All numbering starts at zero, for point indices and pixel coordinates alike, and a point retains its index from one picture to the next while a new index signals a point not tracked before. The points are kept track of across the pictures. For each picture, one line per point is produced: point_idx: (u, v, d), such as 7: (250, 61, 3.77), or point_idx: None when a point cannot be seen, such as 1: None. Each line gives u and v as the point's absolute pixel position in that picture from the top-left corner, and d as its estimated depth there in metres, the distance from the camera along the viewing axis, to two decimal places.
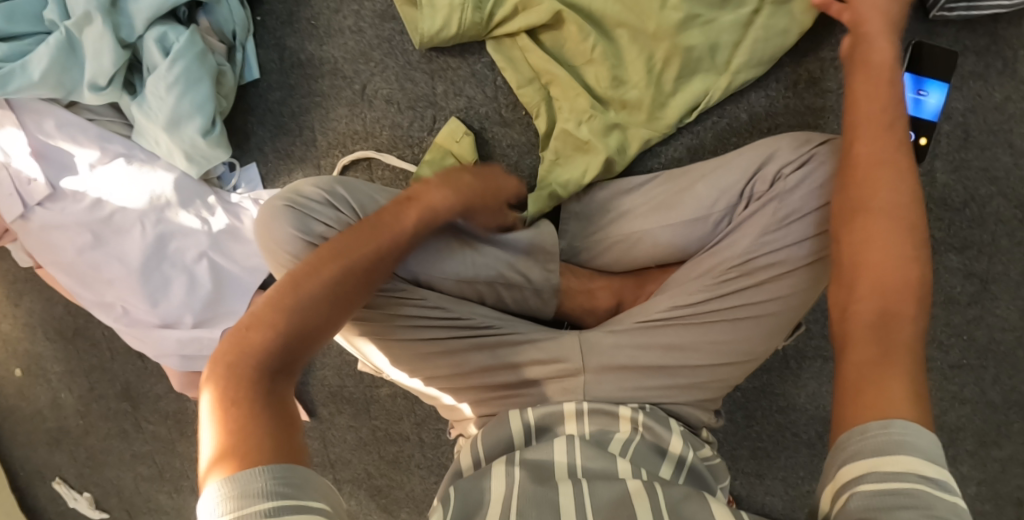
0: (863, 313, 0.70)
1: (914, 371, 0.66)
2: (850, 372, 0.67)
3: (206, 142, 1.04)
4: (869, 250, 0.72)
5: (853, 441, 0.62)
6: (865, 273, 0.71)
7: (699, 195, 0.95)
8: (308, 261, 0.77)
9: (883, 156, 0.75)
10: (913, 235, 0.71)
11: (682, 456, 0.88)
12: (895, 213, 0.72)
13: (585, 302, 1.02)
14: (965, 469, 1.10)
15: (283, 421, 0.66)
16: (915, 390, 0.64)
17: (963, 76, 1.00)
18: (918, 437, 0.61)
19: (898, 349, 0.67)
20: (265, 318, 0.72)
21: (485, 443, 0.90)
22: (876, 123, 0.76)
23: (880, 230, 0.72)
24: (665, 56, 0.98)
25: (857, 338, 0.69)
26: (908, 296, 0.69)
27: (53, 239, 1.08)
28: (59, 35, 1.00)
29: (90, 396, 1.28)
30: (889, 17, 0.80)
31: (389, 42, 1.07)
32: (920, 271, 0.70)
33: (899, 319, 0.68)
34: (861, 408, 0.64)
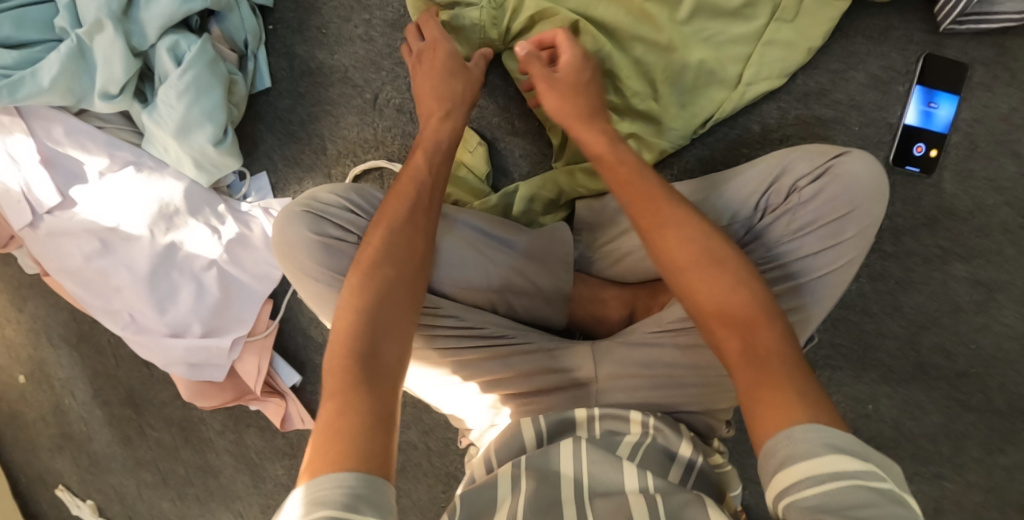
0: (731, 346, 0.72)
1: (799, 380, 0.68)
2: (746, 401, 0.68)
3: (217, 150, 1.04)
4: (705, 296, 0.75)
5: (781, 447, 0.63)
6: (719, 316, 0.74)
7: (715, 205, 0.97)
8: (362, 287, 0.79)
9: (663, 216, 0.80)
10: (722, 262, 0.76)
11: (691, 460, 0.88)
12: (709, 254, 0.77)
13: (596, 310, 1.02)
14: (972, 476, 1.10)
15: (377, 426, 0.68)
16: (812, 398, 0.66)
17: (971, 88, 1.02)
18: (838, 436, 0.63)
19: (777, 363, 0.69)
20: (344, 342, 0.75)
21: (496, 450, 0.90)
22: (640, 192, 0.83)
23: (704, 276, 0.76)
24: (677, 69, 1.00)
25: (737, 370, 0.70)
26: (755, 316, 0.72)
27: (61, 247, 1.08)
28: (70, 42, 1.00)
29: (94, 402, 1.28)
30: (581, 109, 0.92)
31: (400, 51, 1.07)
32: (760, 292, 0.74)
33: (763, 341, 0.71)
34: (763, 429, 0.66)
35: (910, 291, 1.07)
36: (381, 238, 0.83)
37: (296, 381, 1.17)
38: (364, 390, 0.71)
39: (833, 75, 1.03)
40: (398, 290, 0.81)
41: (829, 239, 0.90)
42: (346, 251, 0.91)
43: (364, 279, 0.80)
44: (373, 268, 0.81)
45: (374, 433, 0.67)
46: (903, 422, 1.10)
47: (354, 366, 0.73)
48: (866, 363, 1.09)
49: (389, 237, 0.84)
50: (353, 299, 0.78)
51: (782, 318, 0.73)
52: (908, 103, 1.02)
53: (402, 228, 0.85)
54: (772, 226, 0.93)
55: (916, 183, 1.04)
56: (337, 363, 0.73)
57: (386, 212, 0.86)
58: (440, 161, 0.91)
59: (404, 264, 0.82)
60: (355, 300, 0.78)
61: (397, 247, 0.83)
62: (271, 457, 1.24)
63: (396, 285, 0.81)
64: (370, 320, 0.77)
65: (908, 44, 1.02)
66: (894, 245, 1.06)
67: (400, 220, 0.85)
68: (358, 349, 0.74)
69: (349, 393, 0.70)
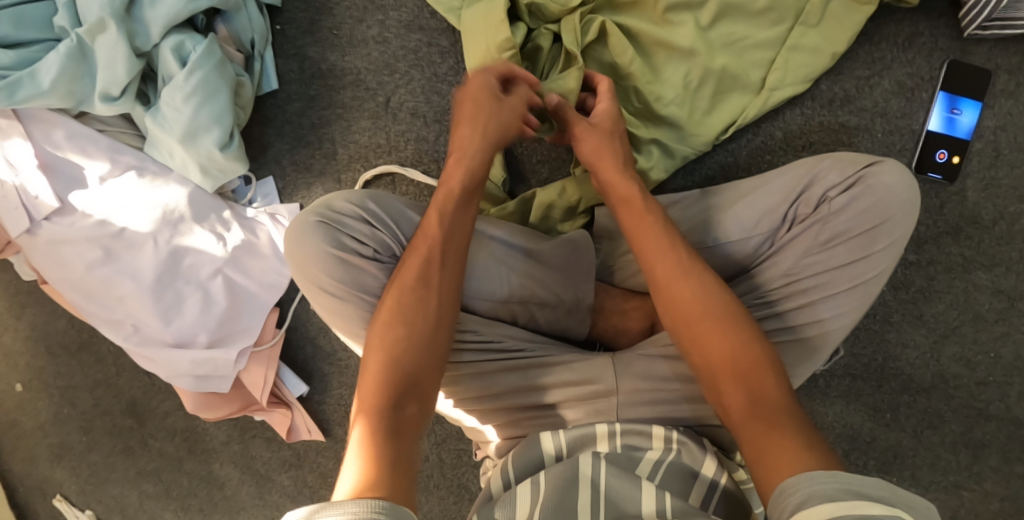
0: (735, 404, 0.76)
1: (801, 428, 0.72)
2: (753, 450, 0.73)
3: (223, 155, 1.00)
4: (712, 351, 0.79)
5: (800, 487, 0.65)
6: (726, 367, 0.78)
7: (741, 216, 0.95)
8: (391, 321, 0.81)
9: (671, 268, 0.84)
10: (737, 320, 0.80)
11: (715, 479, 0.87)
12: (725, 307, 0.81)
13: (618, 322, 1.01)
14: (989, 485, 1.09)
15: (405, 470, 0.70)
16: (812, 444, 0.70)
17: (996, 95, 1.01)
18: (861, 481, 0.63)
19: (780, 416, 0.74)
20: (375, 382, 0.77)
21: (516, 466, 0.88)
22: (646, 236, 0.86)
23: (711, 328, 0.80)
24: (701, 74, 0.98)
25: (742, 424, 0.75)
26: (762, 371, 0.77)
27: (62, 255, 1.03)
28: (71, 42, 0.96)
29: (94, 412, 1.24)
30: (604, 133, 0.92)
31: (415, 53, 1.04)
32: (759, 346, 0.79)
33: (767, 395, 0.76)
34: (774, 476, 0.69)
35: (932, 300, 1.06)
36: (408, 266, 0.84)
37: (304, 391, 1.14)
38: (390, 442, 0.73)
39: (858, 81, 1.01)
40: (424, 334, 0.82)
41: (858, 251, 0.89)
42: (365, 267, 0.87)
43: (392, 324, 0.81)
44: (399, 316, 0.82)
45: (403, 485, 0.69)
46: (921, 431, 1.09)
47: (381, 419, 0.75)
48: (885, 372, 1.08)
49: (417, 281, 0.83)
50: (380, 348, 0.80)
51: (782, 371, 0.78)
52: (932, 110, 1.01)
53: (427, 267, 0.84)
54: (799, 237, 0.92)
55: (939, 191, 1.03)
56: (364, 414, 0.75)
57: (413, 252, 0.85)
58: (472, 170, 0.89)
59: (431, 308, 0.82)
60: (382, 348, 0.80)
61: (424, 288, 0.83)
62: (277, 468, 1.21)
63: (425, 332, 0.81)
64: (398, 370, 0.78)
65: (934, 50, 1.00)
66: (916, 254, 1.05)
67: (423, 258, 0.84)
68: (384, 400, 0.76)
69: (377, 444, 0.72)
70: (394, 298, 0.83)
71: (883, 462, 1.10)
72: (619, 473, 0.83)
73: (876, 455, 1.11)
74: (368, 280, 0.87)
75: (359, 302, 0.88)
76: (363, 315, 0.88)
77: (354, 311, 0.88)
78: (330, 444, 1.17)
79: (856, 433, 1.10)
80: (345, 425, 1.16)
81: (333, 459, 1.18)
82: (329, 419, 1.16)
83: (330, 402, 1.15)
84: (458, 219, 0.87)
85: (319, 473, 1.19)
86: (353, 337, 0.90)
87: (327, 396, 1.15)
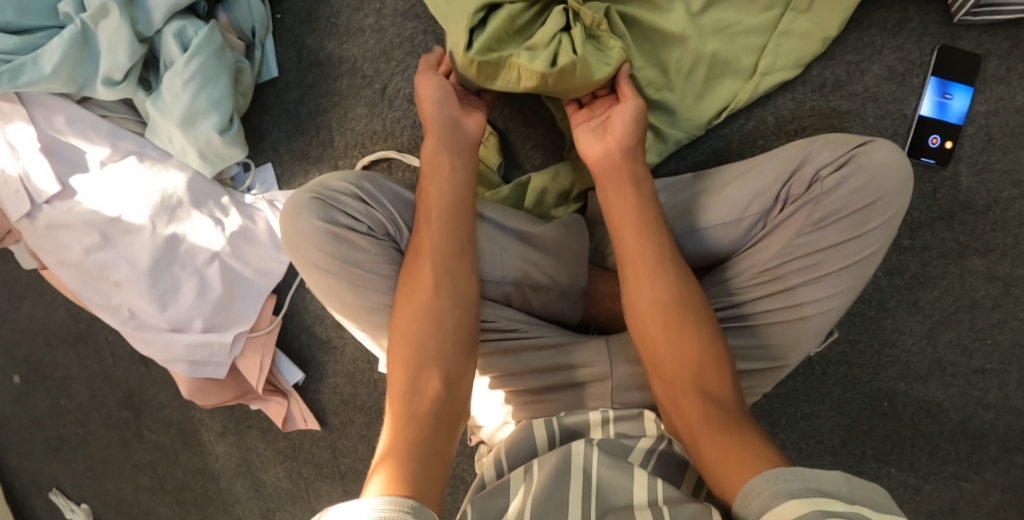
0: (691, 403, 0.80)
1: (758, 432, 0.77)
2: (708, 453, 0.77)
3: (222, 140, 1.01)
4: (673, 351, 0.83)
5: (764, 489, 0.68)
6: (687, 367, 0.82)
7: (731, 198, 0.96)
8: (399, 317, 0.85)
9: (644, 265, 0.86)
10: (702, 321, 0.84)
11: None
12: (691, 311, 0.84)
13: (613, 306, 1.02)
14: (988, 476, 1.08)
15: (422, 464, 0.75)
16: (771, 447, 0.75)
17: (986, 80, 1.02)
18: (823, 479, 0.66)
19: (735, 419, 0.78)
20: (397, 378, 0.82)
21: (508, 454, 0.88)
22: (627, 229, 0.87)
23: (670, 331, 0.83)
24: (694, 59, 0.99)
25: (697, 425, 0.79)
26: (720, 374, 0.81)
27: (61, 239, 1.04)
28: (74, 27, 0.97)
29: (91, 403, 1.24)
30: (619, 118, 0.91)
31: (411, 41, 1.06)
32: (717, 349, 0.83)
33: (723, 399, 0.80)
34: (735, 480, 0.72)
35: (928, 286, 1.05)
36: (415, 257, 0.86)
37: (298, 379, 1.14)
38: (411, 426, 0.79)
39: (849, 67, 1.03)
40: (434, 319, 0.84)
41: (850, 230, 0.90)
42: (358, 242, 0.88)
43: (407, 313, 0.85)
44: (409, 307, 0.85)
45: (424, 466, 0.75)
46: (920, 420, 1.08)
47: (403, 405, 0.80)
48: (882, 359, 1.08)
49: (419, 272, 0.86)
50: (400, 337, 0.84)
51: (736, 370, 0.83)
52: (921, 94, 1.02)
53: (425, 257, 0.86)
54: (790, 219, 0.92)
55: (932, 176, 1.03)
56: (391, 403, 0.81)
57: (414, 246, 0.87)
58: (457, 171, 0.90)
59: (439, 291, 0.85)
60: (401, 336, 0.84)
61: (423, 268, 0.86)
62: (272, 459, 1.19)
63: (438, 312, 0.84)
64: (414, 354, 0.83)
65: (923, 36, 1.02)
66: (910, 239, 1.05)
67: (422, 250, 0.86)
68: (405, 381, 0.81)
69: (400, 430, 0.78)
70: (405, 285, 0.86)
71: (881, 451, 1.10)
72: (610, 463, 0.82)
73: (874, 445, 1.10)
74: (360, 255, 0.88)
75: (352, 277, 0.88)
76: (357, 292, 0.89)
77: (347, 286, 0.89)
78: (325, 434, 1.16)
79: (855, 422, 1.10)
80: (340, 414, 1.15)
81: (328, 450, 1.17)
82: (325, 408, 1.15)
83: (326, 391, 1.15)
84: (436, 206, 0.88)
85: (313, 464, 1.18)
86: (347, 314, 0.91)
87: (323, 384, 1.15)
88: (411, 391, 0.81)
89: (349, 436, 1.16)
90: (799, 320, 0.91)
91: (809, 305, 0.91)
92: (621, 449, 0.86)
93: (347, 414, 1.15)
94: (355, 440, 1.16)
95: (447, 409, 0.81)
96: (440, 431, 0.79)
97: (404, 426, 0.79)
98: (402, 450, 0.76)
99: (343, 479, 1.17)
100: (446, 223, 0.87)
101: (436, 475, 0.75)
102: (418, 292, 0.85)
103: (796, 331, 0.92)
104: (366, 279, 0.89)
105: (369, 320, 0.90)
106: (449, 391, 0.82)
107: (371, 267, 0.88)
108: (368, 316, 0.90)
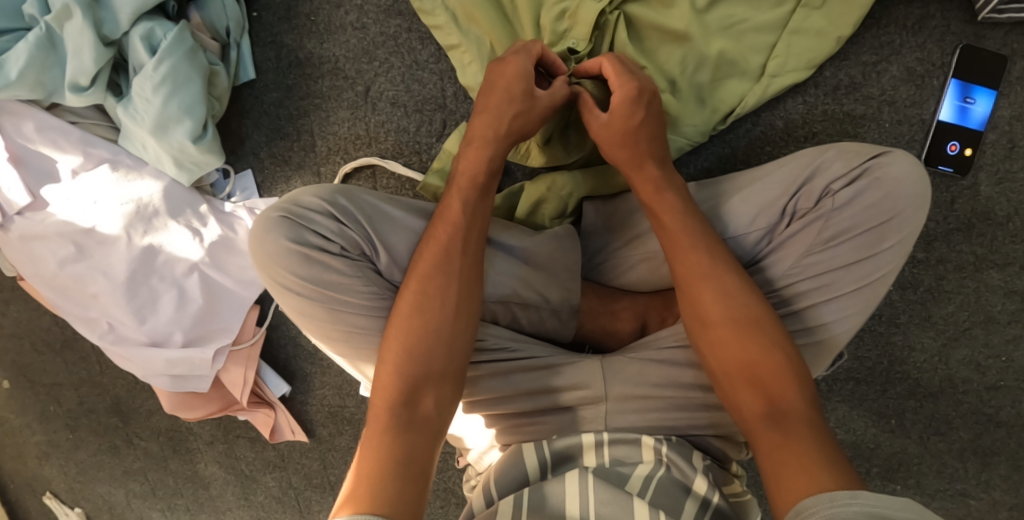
0: (755, 412, 0.76)
1: (819, 439, 0.72)
2: (766, 458, 0.73)
3: (197, 148, 0.97)
4: (727, 356, 0.79)
5: (819, 509, 0.64)
6: (742, 375, 0.78)
7: (736, 211, 0.89)
8: (400, 324, 0.81)
9: (699, 266, 0.82)
10: (759, 327, 0.79)
11: (708, 497, 0.82)
12: (749, 321, 0.79)
13: (607, 323, 0.97)
14: (997, 494, 1.03)
15: (410, 478, 0.71)
16: (827, 457, 0.70)
17: (1011, 82, 0.95)
18: (887, 503, 0.62)
19: (796, 422, 0.74)
20: (385, 380, 0.79)
21: (497, 482, 0.85)
22: (676, 226, 0.84)
23: (728, 330, 0.79)
24: (697, 59, 0.93)
25: (760, 435, 0.74)
26: (787, 380, 0.76)
27: (33, 251, 1.00)
28: (39, 31, 0.92)
29: (79, 410, 1.19)
30: (628, 96, 0.84)
31: (395, 40, 1.00)
32: (780, 356, 0.77)
33: (788, 407, 0.75)
34: (788, 498, 0.68)
35: (942, 301, 1.00)
36: (427, 263, 0.83)
37: (285, 391, 1.10)
38: (398, 439, 0.74)
39: (865, 68, 0.96)
40: (439, 335, 0.81)
41: (864, 249, 0.84)
42: (332, 263, 0.84)
43: (402, 326, 0.81)
44: (409, 323, 0.81)
45: (410, 484, 0.71)
46: (928, 438, 1.04)
47: (392, 416, 0.76)
48: (891, 375, 1.03)
49: (424, 295, 0.82)
50: (393, 347, 0.80)
51: (805, 375, 0.77)
52: (942, 98, 0.95)
53: (438, 275, 0.82)
54: (799, 235, 0.86)
55: (951, 185, 0.97)
56: (377, 412, 0.77)
57: (418, 266, 0.83)
58: (475, 195, 0.86)
59: (445, 310, 0.81)
60: (393, 350, 0.80)
61: (432, 284, 0.82)
62: (262, 469, 1.17)
63: (440, 334, 0.81)
64: (410, 369, 0.79)
65: (946, 34, 0.95)
66: (924, 251, 0.99)
67: (435, 268, 0.83)
68: (399, 394, 0.78)
69: (383, 441, 0.74)
70: (406, 302, 0.82)
71: (887, 469, 1.05)
72: (607, 500, 0.79)
73: (879, 462, 1.05)
74: (335, 278, 0.84)
75: (326, 299, 0.85)
76: (332, 315, 0.85)
77: (322, 309, 0.85)
78: (314, 445, 1.14)
79: (862, 440, 1.05)
80: (329, 425, 1.13)
81: (317, 460, 1.14)
82: (313, 420, 1.13)
83: (314, 403, 1.12)
84: (453, 215, 0.85)
85: (303, 474, 1.15)
86: (324, 338, 0.88)
87: (310, 396, 1.12)
88: (404, 403, 0.77)
89: (339, 447, 1.13)
90: (821, 340, 0.86)
91: (829, 326, 0.86)
92: (618, 478, 0.83)
93: (335, 426, 1.12)
94: (346, 452, 1.13)
95: (436, 429, 0.78)
96: (426, 447, 0.75)
97: (389, 437, 0.74)
98: (384, 459, 0.72)
99: (333, 489, 1.15)
100: (469, 229, 0.85)
101: (419, 489, 0.71)
102: (423, 300, 0.82)
103: (818, 352, 0.87)
104: (341, 301, 0.85)
105: (346, 344, 0.87)
106: (441, 411, 0.79)
107: (346, 290, 0.84)
108: (346, 341, 0.87)
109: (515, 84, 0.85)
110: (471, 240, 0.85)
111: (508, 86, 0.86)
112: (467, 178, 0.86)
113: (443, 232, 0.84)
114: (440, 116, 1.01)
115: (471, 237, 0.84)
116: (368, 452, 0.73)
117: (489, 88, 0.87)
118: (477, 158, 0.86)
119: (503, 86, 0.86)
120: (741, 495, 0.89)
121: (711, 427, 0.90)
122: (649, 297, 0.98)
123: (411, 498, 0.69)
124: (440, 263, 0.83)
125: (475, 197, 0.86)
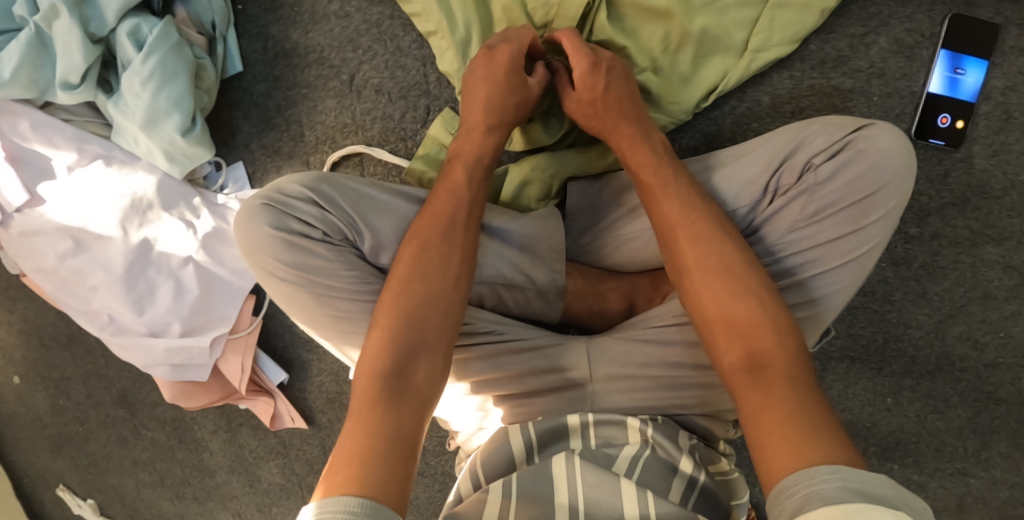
0: (736, 362, 0.75)
1: (800, 399, 0.70)
2: (750, 424, 0.71)
3: (187, 140, 0.98)
4: (710, 305, 0.78)
5: (799, 489, 0.63)
6: (721, 324, 0.77)
7: (719, 188, 0.88)
8: (389, 298, 0.81)
9: (675, 215, 0.82)
10: (736, 275, 0.78)
11: (694, 476, 0.81)
12: (729, 269, 0.79)
13: (593, 304, 0.97)
14: (998, 472, 1.01)
15: (399, 458, 0.71)
16: (812, 422, 0.68)
17: (1004, 52, 0.93)
18: (866, 479, 0.62)
19: (776, 380, 0.72)
20: (373, 351, 0.78)
21: (484, 465, 0.84)
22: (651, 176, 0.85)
23: (709, 285, 0.78)
24: (679, 36, 0.92)
25: (741, 389, 0.73)
26: (771, 332, 0.75)
27: (34, 247, 1.03)
28: (29, 31, 0.95)
29: (88, 402, 1.22)
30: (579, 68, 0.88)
31: (377, 27, 1.01)
32: (755, 303, 0.76)
33: (768, 360, 0.73)
34: (773, 472, 0.66)
35: (937, 276, 0.98)
36: (419, 239, 0.84)
37: (283, 379, 1.12)
38: (388, 415, 0.75)
39: (852, 40, 0.95)
40: (431, 309, 0.81)
41: (849, 224, 0.82)
42: (314, 249, 0.85)
43: (392, 301, 0.81)
44: (400, 297, 0.81)
45: (397, 463, 0.71)
46: (926, 416, 1.02)
47: (381, 390, 0.76)
48: (886, 353, 1.01)
49: (417, 272, 0.82)
50: (382, 320, 0.80)
51: (789, 328, 0.75)
52: (932, 69, 0.94)
53: (438, 247, 0.83)
54: (783, 211, 0.85)
55: (944, 158, 0.95)
56: (364, 386, 0.77)
57: (410, 240, 0.84)
58: (479, 174, 0.88)
59: (439, 286, 0.82)
60: (383, 322, 0.80)
61: (424, 260, 0.82)
62: (264, 456, 1.19)
63: (433, 309, 0.81)
64: (399, 343, 0.79)
65: (935, 4, 0.93)
66: (918, 227, 0.97)
67: (432, 241, 0.83)
68: (389, 368, 0.77)
69: (372, 416, 0.74)
70: (399, 279, 0.82)
71: (884, 448, 1.04)
72: (594, 482, 0.77)
73: (876, 442, 1.04)
74: (318, 263, 0.85)
75: (312, 285, 0.86)
76: (316, 299, 0.86)
77: (308, 294, 0.86)
78: (314, 432, 1.16)
79: (858, 418, 1.04)
80: (327, 412, 1.14)
81: (317, 446, 1.16)
82: (312, 406, 1.14)
83: (311, 390, 1.14)
84: (451, 195, 0.86)
85: (305, 460, 1.17)
86: (311, 323, 0.89)
87: (308, 383, 1.14)
88: (394, 377, 0.77)
89: (337, 433, 1.15)
90: (804, 317, 0.85)
91: (815, 304, 0.84)
92: (604, 459, 0.82)
93: (333, 412, 1.14)
94: None
95: (425, 405, 0.78)
96: (415, 422, 0.76)
97: (380, 412, 0.74)
98: (373, 436, 0.72)
99: None
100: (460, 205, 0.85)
101: (406, 469, 0.71)
102: (414, 276, 0.82)
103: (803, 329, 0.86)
104: (326, 286, 0.86)
105: (334, 328, 0.88)
106: (432, 385, 0.79)
107: (331, 276, 0.85)
108: (333, 325, 0.88)
109: (509, 74, 0.89)
110: (472, 219, 0.86)
111: (501, 76, 0.89)
112: (465, 156, 0.88)
113: (438, 209, 0.85)
114: (424, 102, 1.01)
115: (471, 213, 0.86)
116: (356, 428, 0.73)
117: (479, 75, 0.89)
118: (476, 143, 0.89)
119: (498, 75, 0.89)
120: (728, 473, 0.88)
121: (698, 406, 0.89)
122: (635, 278, 0.98)
123: (399, 477, 0.70)
124: (438, 235, 0.84)
125: (480, 175, 0.88)
